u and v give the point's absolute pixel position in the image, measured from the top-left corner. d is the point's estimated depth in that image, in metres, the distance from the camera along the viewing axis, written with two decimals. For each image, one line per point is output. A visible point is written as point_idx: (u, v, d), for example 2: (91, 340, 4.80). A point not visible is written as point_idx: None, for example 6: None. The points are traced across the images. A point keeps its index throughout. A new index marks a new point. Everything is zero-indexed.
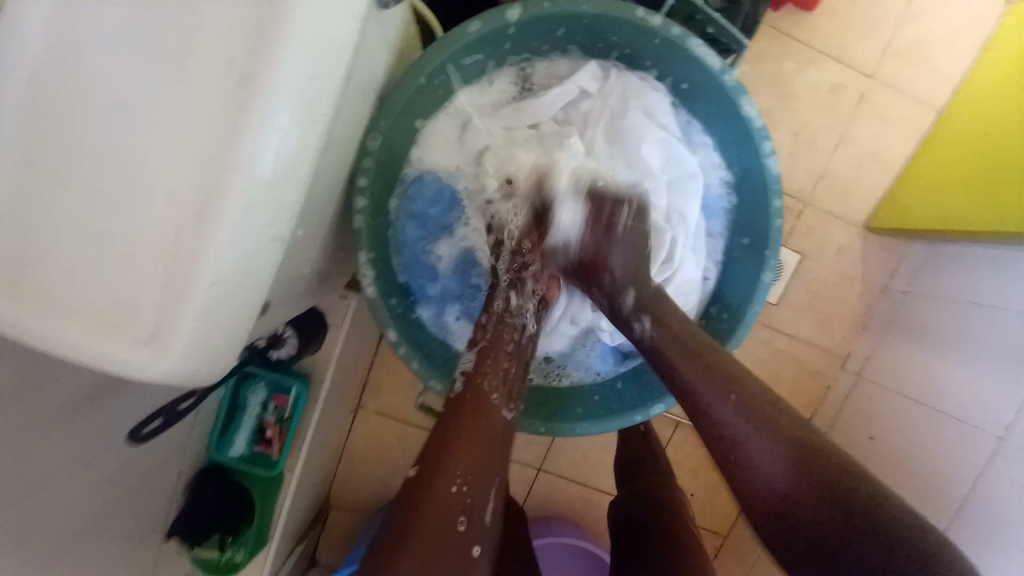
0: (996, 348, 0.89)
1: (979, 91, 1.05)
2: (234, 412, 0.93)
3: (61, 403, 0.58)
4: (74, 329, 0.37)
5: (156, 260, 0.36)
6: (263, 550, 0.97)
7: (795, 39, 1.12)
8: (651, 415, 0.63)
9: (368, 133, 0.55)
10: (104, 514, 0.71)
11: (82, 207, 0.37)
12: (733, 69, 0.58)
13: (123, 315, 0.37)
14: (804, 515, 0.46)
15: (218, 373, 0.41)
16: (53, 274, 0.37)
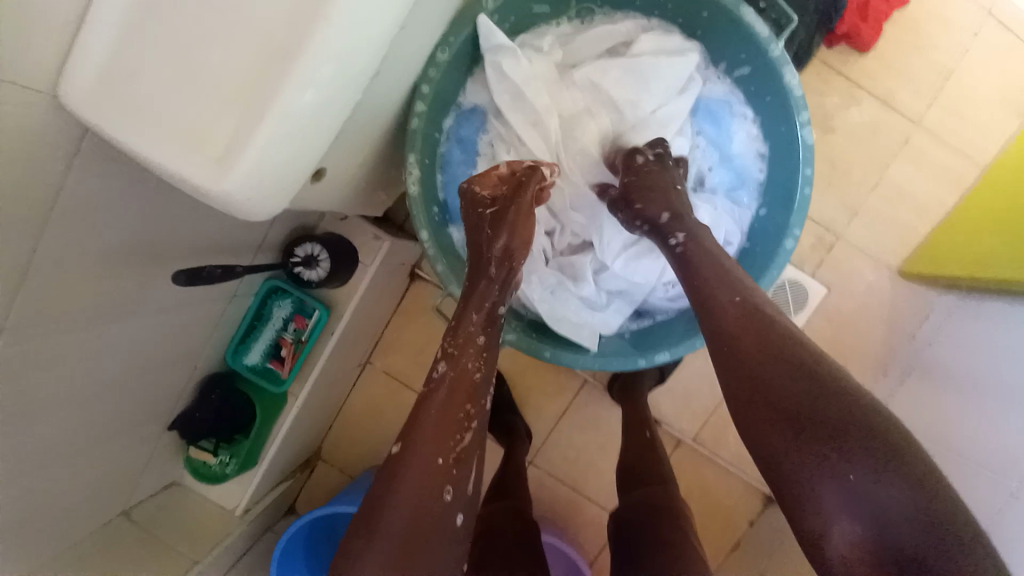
0: (1015, 401, 0.85)
1: (1023, 153, 1.03)
2: (258, 322, 0.99)
3: (108, 252, 0.61)
4: (165, 142, 0.44)
5: (240, 90, 0.43)
6: (254, 464, 1.02)
7: (846, 76, 1.13)
8: (653, 362, 0.69)
9: (438, 48, 0.61)
10: (105, 384, 0.74)
11: (192, 43, 0.43)
12: (778, 40, 0.63)
13: (208, 138, 0.43)
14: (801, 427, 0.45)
15: (265, 209, 0.46)
16: (161, 95, 0.44)
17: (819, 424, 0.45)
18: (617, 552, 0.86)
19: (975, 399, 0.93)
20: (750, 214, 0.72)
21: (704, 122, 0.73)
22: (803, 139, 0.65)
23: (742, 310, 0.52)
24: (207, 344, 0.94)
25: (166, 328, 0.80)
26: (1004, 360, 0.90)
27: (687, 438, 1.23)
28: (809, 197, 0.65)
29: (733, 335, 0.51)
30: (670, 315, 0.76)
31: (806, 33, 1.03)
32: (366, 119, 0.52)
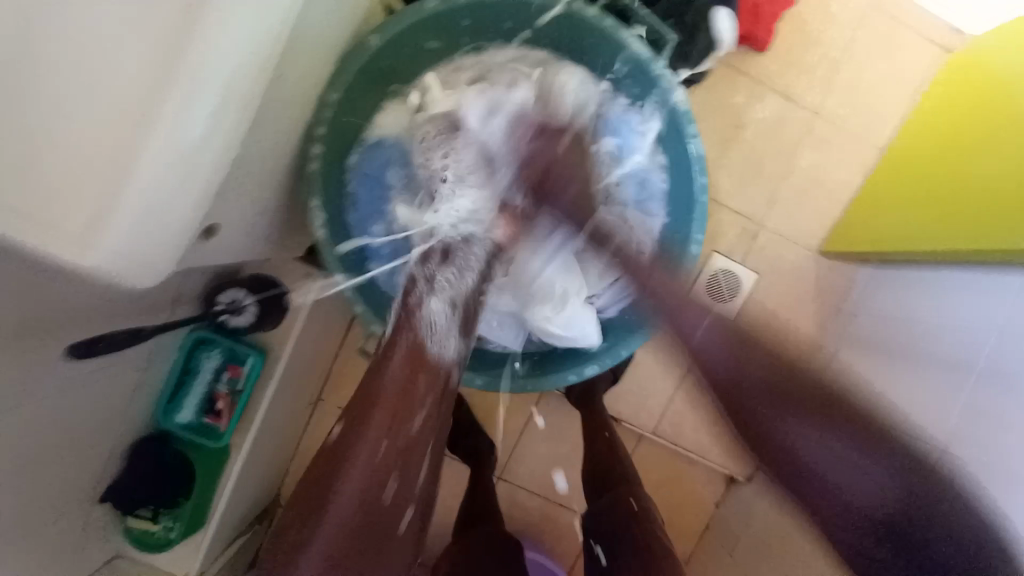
0: (942, 364, 0.88)
1: (913, 139, 1.11)
2: (186, 376, 0.94)
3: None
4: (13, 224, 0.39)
5: (96, 156, 0.40)
6: (202, 526, 0.98)
7: (749, 76, 1.20)
8: (578, 378, 0.75)
9: (328, 88, 0.63)
10: (16, 469, 0.68)
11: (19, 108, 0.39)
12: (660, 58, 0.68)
13: (64, 212, 0.40)
14: (782, 414, 0.46)
15: (148, 273, 0.44)
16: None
17: (814, 418, 0.46)
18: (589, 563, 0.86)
19: (906, 364, 0.97)
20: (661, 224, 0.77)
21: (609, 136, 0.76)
22: (692, 151, 0.70)
23: (734, 338, 0.48)
24: (132, 406, 0.88)
25: (81, 399, 0.75)
26: (935, 327, 0.93)
27: (647, 433, 1.26)
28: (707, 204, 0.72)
29: (729, 384, 0.48)
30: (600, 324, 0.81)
31: (707, 39, 1.02)
32: (250, 165, 0.52)
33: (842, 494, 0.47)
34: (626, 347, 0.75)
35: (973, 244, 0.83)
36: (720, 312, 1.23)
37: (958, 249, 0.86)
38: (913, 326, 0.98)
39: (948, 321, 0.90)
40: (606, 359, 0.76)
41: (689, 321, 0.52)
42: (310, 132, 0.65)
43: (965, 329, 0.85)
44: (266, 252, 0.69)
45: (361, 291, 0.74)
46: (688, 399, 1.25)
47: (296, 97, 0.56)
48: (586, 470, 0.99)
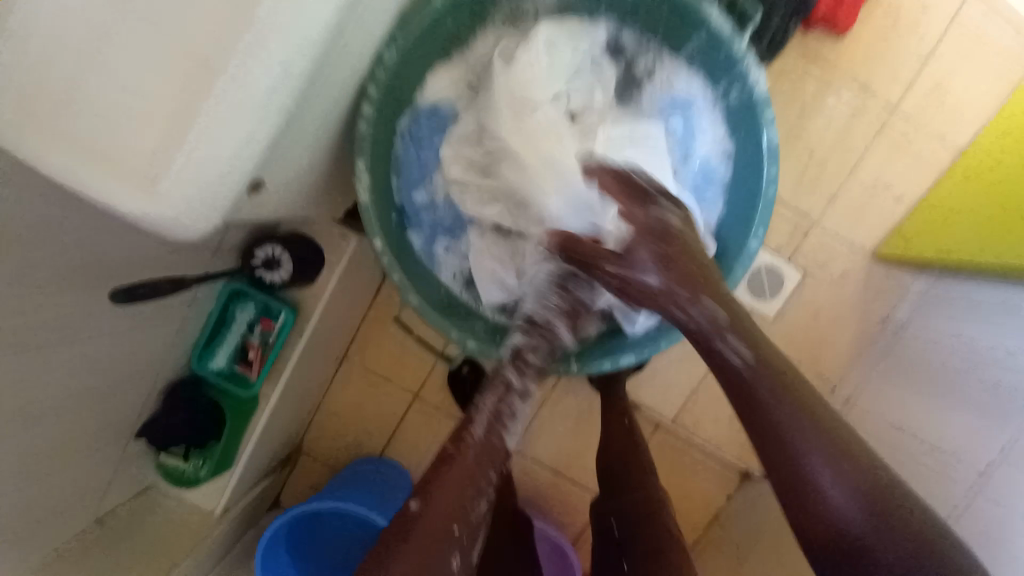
0: (987, 387, 0.85)
1: (990, 145, 1.02)
2: (221, 326, 0.96)
3: (44, 270, 0.58)
4: (88, 163, 0.40)
5: (166, 101, 0.40)
6: (229, 468, 1.02)
7: (823, 59, 1.10)
8: (612, 366, 0.73)
9: (385, 46, 0.61)
10: (62, 401, 0.71)
11: (106, 48, 0.40)
12: (743, 36, 0.64)
13: (137, 156, 0.40)
14: (776, 423, 0.48)
15: (204, 227, 0.43)
16: (71, 111, 0.40)
17: (816, 430, 0.47)
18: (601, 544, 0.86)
19: (956, 384, 0.92)
20: (720, 217, 0.73)
21: (674, 115, 0.73)
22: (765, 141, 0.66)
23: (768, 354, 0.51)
24: (170, 350, 0.91)
25: (123, 340, 0.77)
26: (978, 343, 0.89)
27: (666, 425, 1.24)
28: (773, 200, 0.67)
29: (750, 379, 0.50)
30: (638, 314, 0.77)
31: (781, 19, 0.96)
32: (304, 123, 0.49)
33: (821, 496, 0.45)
34: (665, 339, 0.73)
35: None
36: (758, 309, 1.18)
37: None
38: (959, 343, 0.94)
39: (993, 342, 0.86)
40: (643, 350, 0.75)
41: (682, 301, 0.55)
42: (363, 91, 0.62)
43: (1013, 352, 0.82)
44: (309, 212, 0.68)
45: (399, 258, 0.72)
46: (713, 393, 1.22)
47: (353, 51, 0.52)
48: (604, 457, 0.98)
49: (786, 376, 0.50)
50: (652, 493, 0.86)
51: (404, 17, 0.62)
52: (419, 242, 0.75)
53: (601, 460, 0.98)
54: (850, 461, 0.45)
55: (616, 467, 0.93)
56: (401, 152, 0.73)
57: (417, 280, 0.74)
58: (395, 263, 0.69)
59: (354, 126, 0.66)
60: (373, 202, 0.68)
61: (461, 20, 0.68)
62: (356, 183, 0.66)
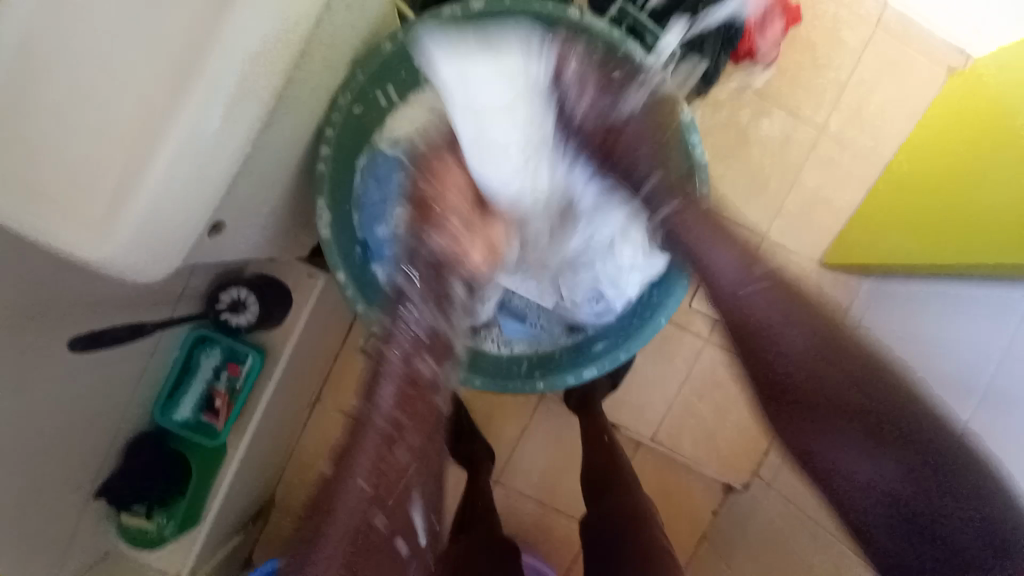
0: (937, 381, 0.89)
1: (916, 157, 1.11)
2: (186, 374, 0.94)
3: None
4: (36, 210, 0.41)
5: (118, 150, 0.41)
6: (197, 524, 0.97)
7: (754, 89, 1.20)
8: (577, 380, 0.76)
9: (339, 90, 0.65)
10: (15, 455, 0.68)
11: (53, 103, 0.41)
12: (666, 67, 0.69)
13: (87, 202, 0.41)
14: (847, 417, 0.55)
15: (161, 265, 0.44)
16: (19, 164, 0.41)
17: (877, 439, 0.54)
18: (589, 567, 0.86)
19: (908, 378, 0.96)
20: None
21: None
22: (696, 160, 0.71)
23: (813, 342, 0.57)
24: (133, 400, 0.89)
25: (82, 389, 0.75)
26: (932, 338, 0.94)
27: (646, 442, 1.26)
28: None
29: (806, 365, 0.56)
30: (599, 328, 0.83)
31: (713, 52, 1.02)
32: (262, 161, 0.52)
33: (860, 479, 0.55)
34: (626, 350, 0.76)
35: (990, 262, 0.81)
36: (720, 322, 1.23)
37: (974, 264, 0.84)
38: (918, 338, 0.98)
39: (946, 335, 0.91)
40: (605, 362, 0.77)
41: (758, 294, 0.59)
42: (320, 134, 0.66)
43: (963, 342, 0.86)
44: (274, 250, 0.70)
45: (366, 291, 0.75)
46: (687, 407, 1.25)
47: (309, 93, 0.55)
48: (585, 479, 0.98)
49: (858, 364, 0.56)
50: (639, 505, 0.87)
51: (355, 63, 0.66)
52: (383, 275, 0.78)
53: (584, 481, 0.99)
54: (931, 454, 0.52)
55: (599, 486, 0.94)
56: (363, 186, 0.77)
57: None
58: (358, 295, 0.72)
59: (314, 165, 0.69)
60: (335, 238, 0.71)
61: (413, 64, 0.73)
62: (317, 220, 0.70)
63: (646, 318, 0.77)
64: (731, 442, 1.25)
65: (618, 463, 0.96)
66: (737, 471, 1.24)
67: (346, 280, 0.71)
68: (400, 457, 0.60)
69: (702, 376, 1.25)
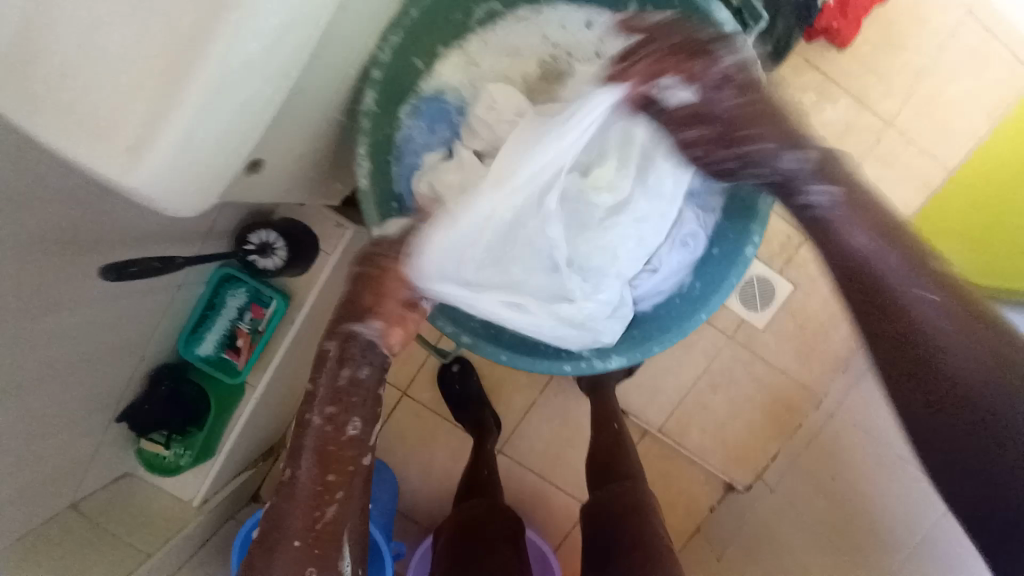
0: None
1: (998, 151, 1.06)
2: (210, 311, 0.94)
3: (33, 239, 0.57)
4: (51, 118, 0.37)
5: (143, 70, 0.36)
6: (211, 456, 1.00)
7: (821, 72, 1.11)
8: (608, 366, 0.73)
9: (390, 29, 0.61)
10: (44, 373, 0.70)
11: None
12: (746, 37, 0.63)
13: (104, 117, 0.37)
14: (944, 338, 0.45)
15: (193, 199, 0.43)
16: (31, 65, 0.37)
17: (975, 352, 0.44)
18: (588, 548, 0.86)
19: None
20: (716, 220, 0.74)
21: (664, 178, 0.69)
22: None
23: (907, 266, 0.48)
24: (157, 331, 0.90)
25: (110, 315, 0.76)
26: None
27: (654, 430, 1.24)
28: (769, 204, 0.68)
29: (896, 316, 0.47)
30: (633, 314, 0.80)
31: (786, 25, 0.95)
32: (302, 102, 0.49)
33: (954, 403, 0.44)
34: (658, 343, 0.73)
35: None
36: (747, 318, 1.19)
37: None
38: None
39: None
40: (633, 353, 0.73)
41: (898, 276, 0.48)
42: (367, 76, 0.62)
43: None
44: (304, 197, 0.68)
45: None
46: (700, 400, 1.23)
47: (356, 29, 0.51)
48: (594, 462, 0.97)
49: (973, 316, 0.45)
50: (644, 495, 0.86)
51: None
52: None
53: (590, 464, 0.98)
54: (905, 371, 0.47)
55: (606, 471, 0.93)
56: (406, 135, 0.73)
57: None
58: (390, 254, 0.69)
59: (356, 110, 0.66)
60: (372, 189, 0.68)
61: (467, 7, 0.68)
62: (356, 169, 0.67)
63: (690, 310, 0.73)
64: (740, 439, 1.23)
65: (626, 449, 0.95)
66: (742, 468, 1.23)
67: (380, 235, 0.68)
68: (328, 514, 0.55)
69: (720, 371, 1.22)
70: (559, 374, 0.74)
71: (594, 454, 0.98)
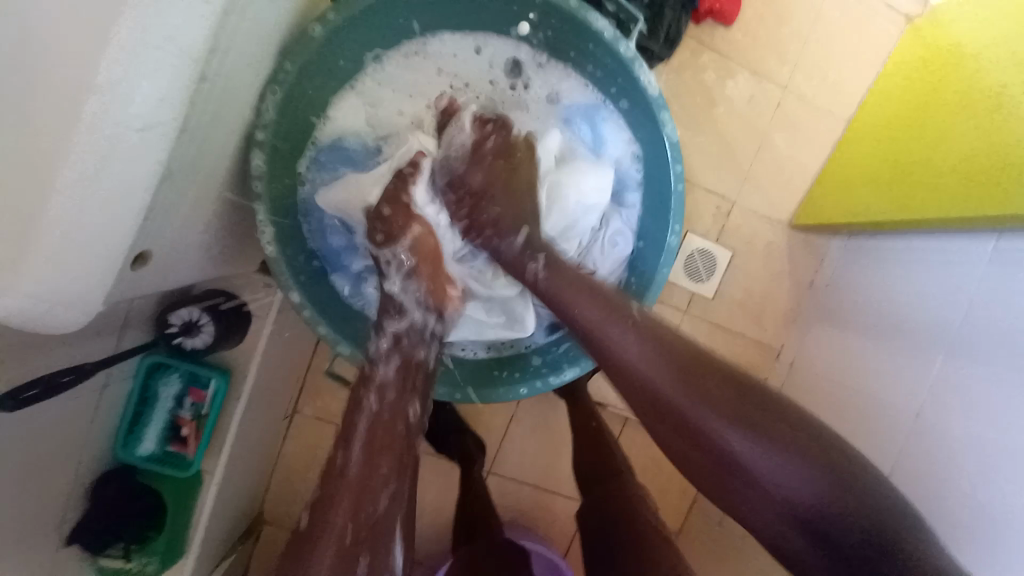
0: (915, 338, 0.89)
1: (884, 115, 1.08)
2: (144, 407, 0.88)
3: None
4: None
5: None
6: (179, 558, 0.92)
7: (715, 49, 1.16)
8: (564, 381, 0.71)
9: (267, 89, 0.58)
10: None
11: None
12: (626, 38, 0.64)
13: None
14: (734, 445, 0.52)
15: (75, 305, 0.40)
16: None
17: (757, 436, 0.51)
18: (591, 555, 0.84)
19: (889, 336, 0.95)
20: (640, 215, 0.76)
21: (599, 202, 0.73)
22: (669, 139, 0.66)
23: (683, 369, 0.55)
24: (89, 439, 0.82)
25: (27, 436, 0.69)
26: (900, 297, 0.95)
27: (633, 418, 1.26)
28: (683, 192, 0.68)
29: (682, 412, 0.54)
30: None
31: (674, 14, 1.00)
32: (181, 180, 0.46)
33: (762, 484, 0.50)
34: None
35: (969, 212, 0.80)
36: (697, 293, 1.22)
37: (951, 213, 0.83)
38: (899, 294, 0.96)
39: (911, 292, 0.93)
40: (586, 363, 0.72)
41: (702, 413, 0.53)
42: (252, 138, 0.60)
43: (931, 296, 0.89)
44: (217, 270, 0.64)
45: (321, 303, 0.69)
46: None
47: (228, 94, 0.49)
48: (579, 467, 0.97)
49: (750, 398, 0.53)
50: (631, 490, 0.86)
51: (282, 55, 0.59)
52: (344, 288, 0.73)
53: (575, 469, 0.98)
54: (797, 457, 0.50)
55: (594, 473, 0.92)
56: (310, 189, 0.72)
57: (345, 322, 0.70)
58: (316, 315, 0.66)
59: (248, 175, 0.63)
60: (281, 253, 0.65)
61: (353, 49, 0.67)
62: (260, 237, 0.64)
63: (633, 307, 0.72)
64: None
65: (610, 448, 0.95)
66: None
67: (302, 299, 0.65)
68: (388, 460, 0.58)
69: None
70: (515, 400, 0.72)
71: (578, 457, 0.97)
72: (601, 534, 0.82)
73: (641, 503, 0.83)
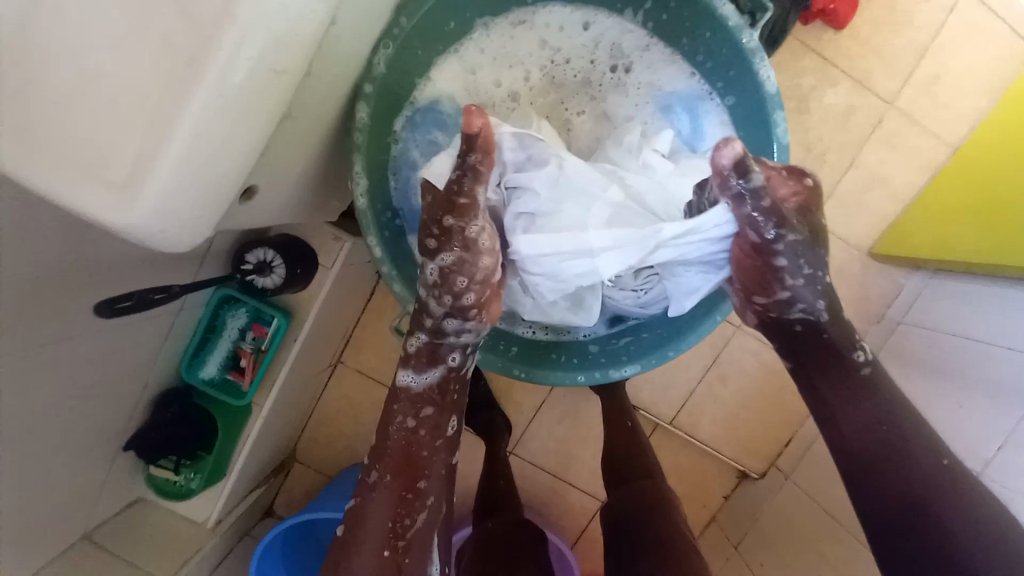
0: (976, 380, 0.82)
1: (994, 144, 0.99)
2: (211, 333, 0.94)
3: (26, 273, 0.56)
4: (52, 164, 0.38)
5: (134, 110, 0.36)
6: (221, 479, 0.99)
7: (819, 54, 1.09)
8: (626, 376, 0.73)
9: (380, 44, 0.59)
10: (50, 407, 0.68)
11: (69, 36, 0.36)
12: (749, 29, 0.61)
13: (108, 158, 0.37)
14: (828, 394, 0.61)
15: (189, 233, 0.42)
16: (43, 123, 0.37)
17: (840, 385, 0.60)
18: (611, 549, 0.83)
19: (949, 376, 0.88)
20: None
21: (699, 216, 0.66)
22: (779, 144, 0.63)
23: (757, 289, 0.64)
24: (159, 356, 0.88)
25: (111, 344, 0.74)
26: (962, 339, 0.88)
27: (665, 423, 1.24)
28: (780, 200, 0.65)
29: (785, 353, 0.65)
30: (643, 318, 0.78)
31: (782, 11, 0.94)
32: (295, 123, 0.48)
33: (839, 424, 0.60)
34: (674, 348, 0.72)
35: None
36: None
37: None
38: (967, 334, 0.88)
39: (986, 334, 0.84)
40: (649, 361, 0.73)
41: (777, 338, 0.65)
42: (359, 91, 0.61)
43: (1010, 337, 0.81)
44: (301, 214, 0.66)
45: (398, 261, 0.71)
46: (709, 392, 1.22)
47: (346, 43, 0.50)
48: (609, 462, 0.96)
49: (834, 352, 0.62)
50: (661, 494, 0.85)
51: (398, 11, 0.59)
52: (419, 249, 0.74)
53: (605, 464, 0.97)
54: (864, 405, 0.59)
55: (625, 471, 0.91)
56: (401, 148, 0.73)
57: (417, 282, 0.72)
58: (394, 272, 0.68)
59: (348, 126, 0.64)
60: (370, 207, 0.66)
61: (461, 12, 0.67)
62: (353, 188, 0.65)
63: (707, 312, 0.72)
64: (751, 429, 1.22)
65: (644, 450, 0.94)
66: (755, 456, 1.23)
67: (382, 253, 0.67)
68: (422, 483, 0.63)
69: (729, 361, 1.21)
70: (571, 385, 0.74)
71: (610, 454, 0.97)
72: (626, 531, 0.82)
73: (671, 509, 0.82)
